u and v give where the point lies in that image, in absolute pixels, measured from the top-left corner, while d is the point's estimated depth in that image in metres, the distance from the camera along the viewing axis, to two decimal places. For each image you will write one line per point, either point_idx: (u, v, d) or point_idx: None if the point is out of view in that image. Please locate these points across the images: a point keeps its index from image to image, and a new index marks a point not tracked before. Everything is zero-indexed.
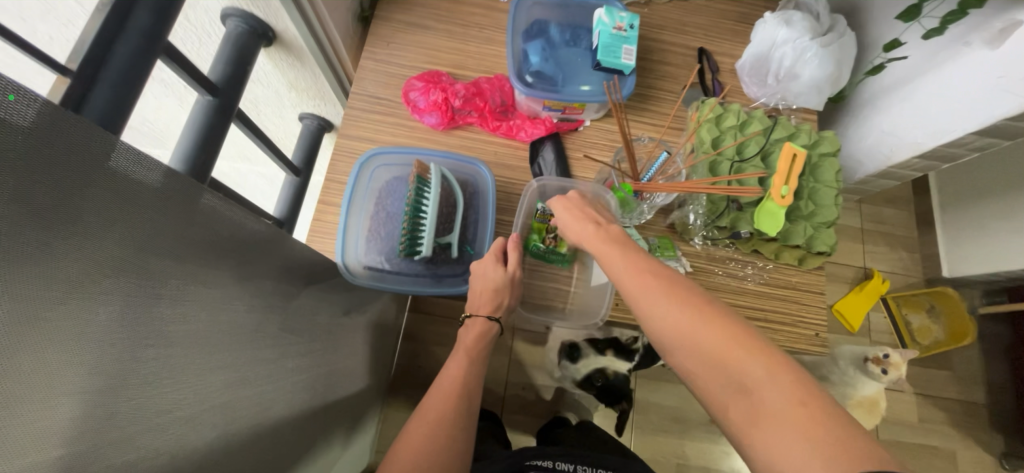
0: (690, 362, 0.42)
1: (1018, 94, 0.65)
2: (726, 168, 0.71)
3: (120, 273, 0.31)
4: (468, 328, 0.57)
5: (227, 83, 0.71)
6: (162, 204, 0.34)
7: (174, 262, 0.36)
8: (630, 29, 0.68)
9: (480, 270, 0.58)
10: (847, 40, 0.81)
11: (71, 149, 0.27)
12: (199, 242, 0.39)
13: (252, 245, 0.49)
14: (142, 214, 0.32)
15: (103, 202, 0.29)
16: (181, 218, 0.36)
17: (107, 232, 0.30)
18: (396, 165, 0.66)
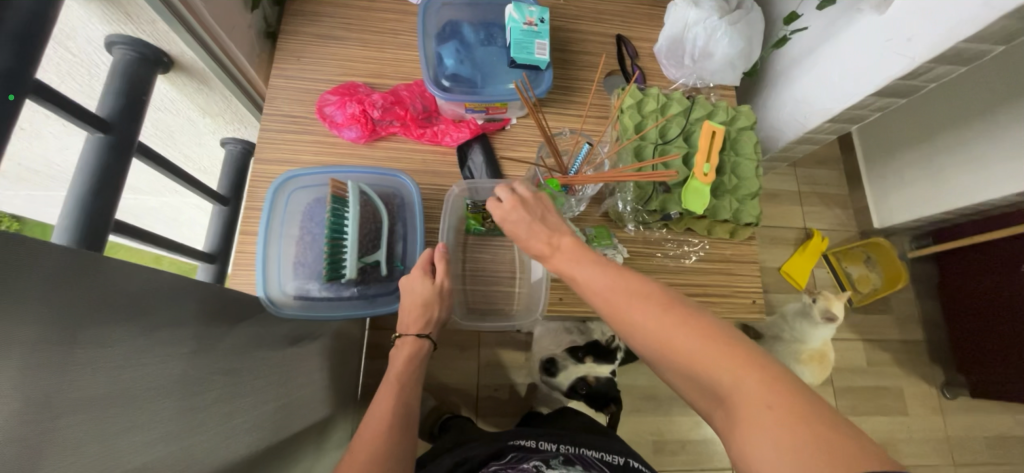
0: (668, 370, 0.46)
1: (907, 55, 0.70)
2: (651, 152, 0.73)
3: None
4: (399, 347, 0.58)
5: (120, 118, 0.66)
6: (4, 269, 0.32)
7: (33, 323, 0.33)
8: (541, 23, 0.68)
9: (409, 286, 0.57)
10: (754, 16, 0.84)
11: None
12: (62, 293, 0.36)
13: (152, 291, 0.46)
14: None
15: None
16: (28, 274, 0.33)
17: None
18: (314, 185, 0.63)
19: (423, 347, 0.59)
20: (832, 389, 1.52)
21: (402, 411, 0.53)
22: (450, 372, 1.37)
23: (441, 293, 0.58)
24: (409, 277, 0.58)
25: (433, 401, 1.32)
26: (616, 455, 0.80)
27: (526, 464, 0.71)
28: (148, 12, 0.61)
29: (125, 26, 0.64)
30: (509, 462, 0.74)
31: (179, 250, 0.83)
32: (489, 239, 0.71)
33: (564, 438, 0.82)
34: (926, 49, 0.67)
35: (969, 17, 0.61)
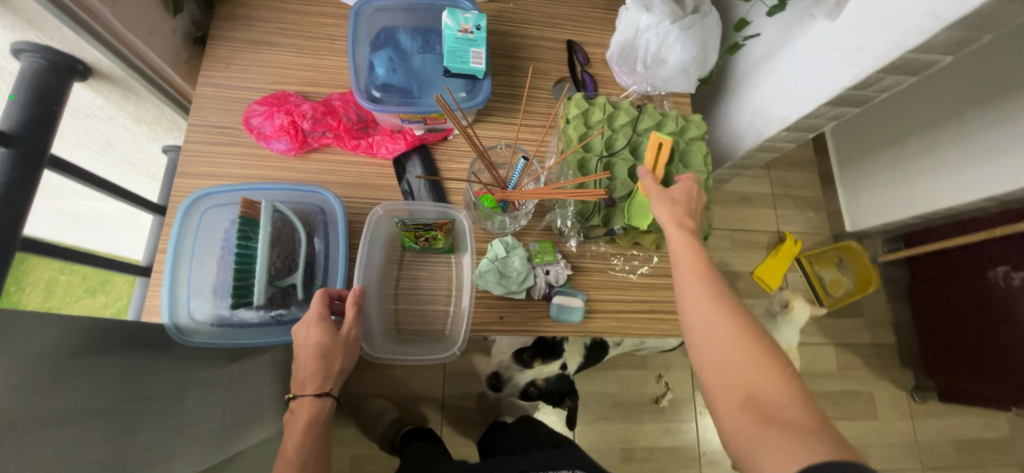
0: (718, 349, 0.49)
1: (857, 64, 0.68)
2: (595, 164, 0.70)
3: None
4: (297, 409, 0.53)
5: (26, 131, 0.62)
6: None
7: None
8: (477, 31, 0.65)
9: (302, 338, 0.52)
10: (710, 20, 0.81)
11: None
12: None
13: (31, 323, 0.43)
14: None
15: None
16: None
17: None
18: (231, 203, 0.59)
19: (325, 406, 0.54)
20: None
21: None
22: (414, 382, 1.35)
23: (342, 342, 0.54)
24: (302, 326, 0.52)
25: (397, 412, 1.29)
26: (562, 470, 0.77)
27: None
28: (50, 19, 0.57)
29: (30, 32, 0.60)
30: None
31: (106, 264, 0.79)
32: (425, 256, 0.69)
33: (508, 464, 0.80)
34: (874, 59, 0.65)
35: (914, 25, 0.59)
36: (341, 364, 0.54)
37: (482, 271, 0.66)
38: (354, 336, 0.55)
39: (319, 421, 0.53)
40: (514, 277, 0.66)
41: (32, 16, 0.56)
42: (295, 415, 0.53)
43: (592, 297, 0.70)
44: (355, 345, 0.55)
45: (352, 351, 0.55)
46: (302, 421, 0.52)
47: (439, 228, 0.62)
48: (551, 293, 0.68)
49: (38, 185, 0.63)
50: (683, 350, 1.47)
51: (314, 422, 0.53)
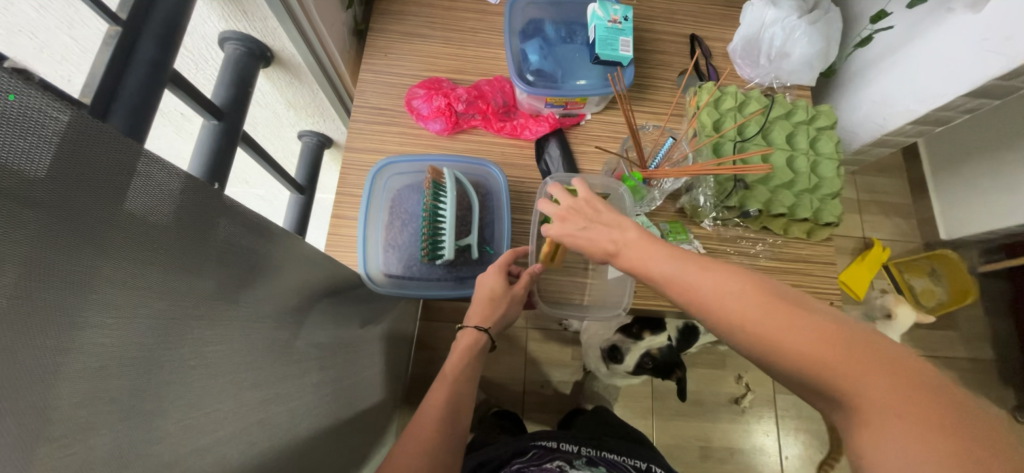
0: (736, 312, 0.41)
1: (1006, 54, 0.67)
2: (730, 149, 0.73)
3: (141, 303, 0.31)
4: (460, 337, 0.59)
5: (232, 107, 0.71)
6: (219, 227, 0.38)
7: (185, 287, 0.35)
8: (625, 21, 0.69)
9: (481, 283, 0.61)
10: (831, 16, 0.83)
11: (98, 161, 0.25)
12: (208, 262, 0.37)
13: (286, 254, 0.53)
14: (198, 239, 0.35)
15: (154, 217, 0.30)
16: (192, 236, 0.34)
17: (162, 259, 0.32)
18: (408, 173, 0.66)
19: (480, 342, 0.59)
20: None
21: (456, 406, 0.53)
22: (497, 366, 1.39)
23: (509, 296, 0.60)
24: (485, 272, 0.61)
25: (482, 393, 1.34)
26: (639, 460, 0.74)
27: (549, 464, 0.66)
28: (262, 10, 0.66)
29: (239, 22, 0.69)
30: (531, 460, 0.69)
31: None
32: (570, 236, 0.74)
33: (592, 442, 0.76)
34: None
35: None
36: (504, 314, 0.60)
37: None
38: (520, 295, 0.60)
39: (474, 350, 0.58)
40: None
41: (249, 6, 0.65)
42: (457, 341, 0.60)
43: None
44: (518, 303, 0.61)
45: (515, 306, 0.61)
46: (462, 346, 0.59)
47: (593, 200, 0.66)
48: None
49: (235, 155, 0.73)
50: None
51: (469, 352, 0.58)
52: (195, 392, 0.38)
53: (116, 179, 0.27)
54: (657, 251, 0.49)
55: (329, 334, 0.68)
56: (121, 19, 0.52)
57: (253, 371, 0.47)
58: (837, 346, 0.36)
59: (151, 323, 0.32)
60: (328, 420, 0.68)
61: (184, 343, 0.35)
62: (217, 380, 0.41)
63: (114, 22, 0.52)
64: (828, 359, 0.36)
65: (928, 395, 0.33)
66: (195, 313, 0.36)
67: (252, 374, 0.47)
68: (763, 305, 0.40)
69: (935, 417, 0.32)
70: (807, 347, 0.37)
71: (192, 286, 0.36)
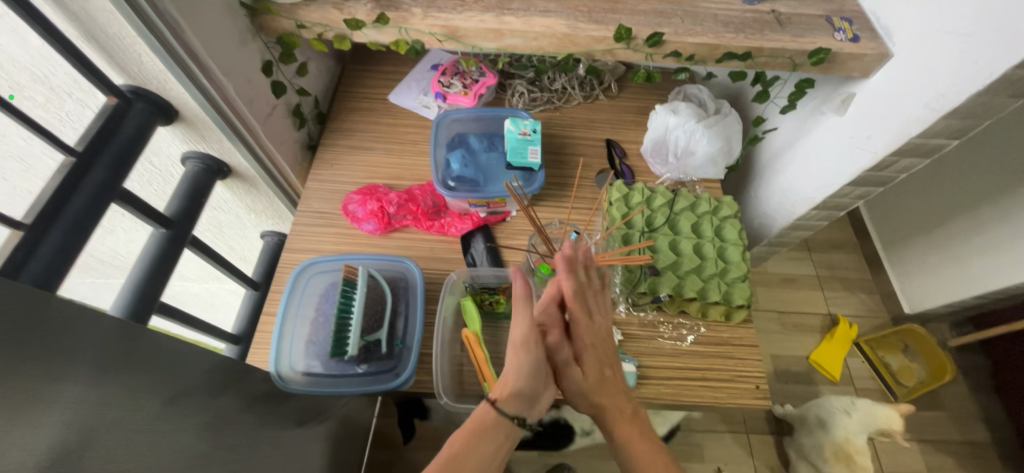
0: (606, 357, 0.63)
1: (869, 150, 0.77)
2: (637, 239, 0.79)
3: (50, 410, 0.38)
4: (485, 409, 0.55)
5: (181, 215, 0.78)
6: (84, 334, 0.43)
7: (105, 397, 0.43)
8: (533, 133, 0.80)
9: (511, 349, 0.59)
10: (728, 119, 0.95)
11: (18, 304, 0.37)
12: (129, 367, 0.47)
13: (187, 360, 0.56)
14: (72, 349, 0.41)
15: (62, 336, 0.40)
16: (113, 353, 0.45)
17: (46, 367, 0.38)
18: (330, 271, 0.72)
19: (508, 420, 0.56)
20: None
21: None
22: None
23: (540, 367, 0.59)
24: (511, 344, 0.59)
25: None
26: None
27: None
28: (218, 135, 0.75)
29: (199, 144, 0.79)
30: None
31: (209, 331, 0.91)
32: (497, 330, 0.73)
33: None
34: (885, 144, 0.74)
35: (915, 117, 0.68)
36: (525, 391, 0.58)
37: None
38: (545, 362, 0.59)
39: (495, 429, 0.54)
40: None
41: (207, 133, 0.75)
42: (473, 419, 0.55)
43: (643, 363, 0.74)
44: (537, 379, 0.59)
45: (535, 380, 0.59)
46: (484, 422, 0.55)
47: (503, 291, 0.72)
48: None
49: (179, 258, 0.79)
50: (743, 441, 1.37)
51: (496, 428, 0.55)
52: None
53: (22, 310, 0.38)
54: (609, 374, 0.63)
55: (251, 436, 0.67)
56: (77, 150, 0.61)
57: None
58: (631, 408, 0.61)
59: (42, 433, 0.37)
60: None
61: (49, 451, 0.37)
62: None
63: (69, 153, 0.61)
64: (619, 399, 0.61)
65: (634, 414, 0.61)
66: (65, 418, 0.39)
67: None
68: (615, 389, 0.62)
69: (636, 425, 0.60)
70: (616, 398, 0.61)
71: (63, 397, 0.39)
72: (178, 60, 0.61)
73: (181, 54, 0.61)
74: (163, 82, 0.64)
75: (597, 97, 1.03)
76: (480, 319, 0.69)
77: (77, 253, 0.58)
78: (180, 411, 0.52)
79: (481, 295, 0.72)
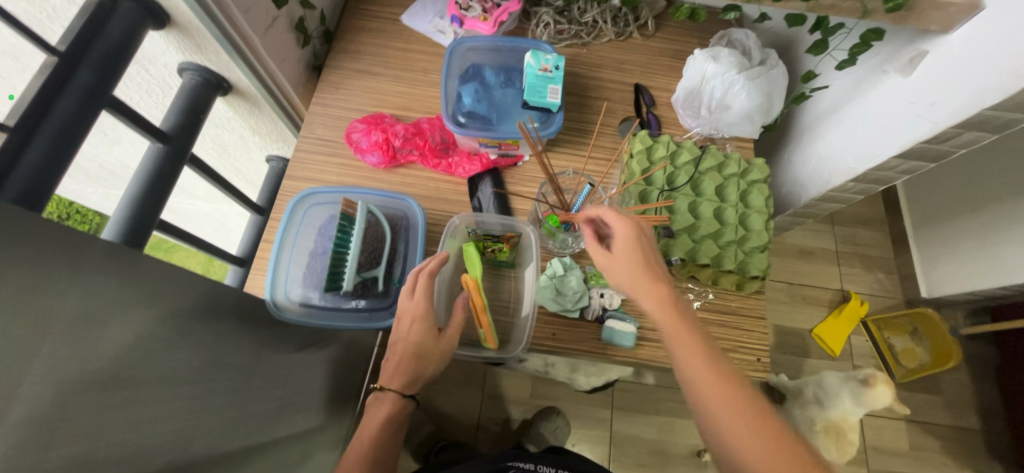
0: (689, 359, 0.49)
1: (930, 119, 0.68)
2: (655, 197, 0.74)
3: (41, 324, 0.37)
4: (380, 402, 0.60)
5: (179, 131, 0.75)
6: (77, 252, 0.41)
7: (104, 314, 0.42)
8: (555, 70, 0.72)
9: (399, 341, 0.61)
10: (774, 72, 0.85)
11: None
12: (131, 288, 0.46)
13: (190, 283, 0.55)
14: (57, 265, 0.39)
15: (49, 252, 0.38)
16: (108, 273, 0.44)
17: (30, 281, 0.36)
18: (330, 203, 0.69)
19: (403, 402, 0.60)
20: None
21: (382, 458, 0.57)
22: (450, 400, 1.36)
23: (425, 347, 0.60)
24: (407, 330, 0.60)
25: (433, 426, 1.30)
26: None
27: None
28: (214, 45, 0.69)
29: (195, 55, 0.73)
30: None
31: (213, 253, 0.91)
32: (496, 278, 0.74)
33: (558, 463, 0.82)
34: (950, 114, 0.65)
35: (990, 83, 0.60)
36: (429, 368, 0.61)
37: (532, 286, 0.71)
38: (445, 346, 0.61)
39: (396, 417, 0.59)
40: (570, 295, 0.70)
41: (202, 42, 0.69)
42: (375, 407, 0.60)
43: (645, 326, 0.72)
44: (446, 355, 0.61)
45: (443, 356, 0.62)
46: (385, 413, 0.59)
47: (506, 240, 0.67)
48: (604, 316, 0.70)
49: (178, 176, 0.76)
50: (731, 404, 1.39)
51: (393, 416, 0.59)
52: (68, 418, 0.39)
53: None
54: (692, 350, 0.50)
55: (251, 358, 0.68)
56: (60, 50, 0.56)
57: (167, 392, 0.48)
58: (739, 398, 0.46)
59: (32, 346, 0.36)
60: None
61: (41, 364, 0.37)
62: (104, 404, 0.41)
63: (51, 53, 0.55)
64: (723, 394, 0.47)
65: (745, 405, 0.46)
66: (59, 333, 0.38)
67: (164, 397, 0.48)
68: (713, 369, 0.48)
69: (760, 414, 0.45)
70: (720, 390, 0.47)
71: (54, 311, 0.38)
72: None
73: None
74: None
75: (630, 35, 0.92)
76: (480, 265, 0.66)
77: (66, 162, 0.56)
78: (182, 332, 0.52)
79: (483, 240, 0.68)
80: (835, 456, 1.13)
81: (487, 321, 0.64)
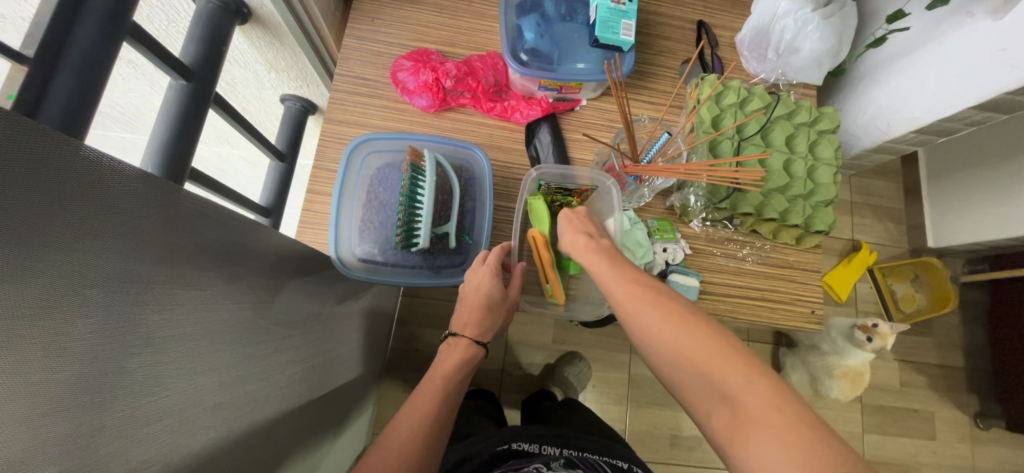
0: (633, 309, 0.49)
1: (1021, 68, 0.64)
2: (726, 147, 0.70)
3: (114, 290, 0.33)
4: (452, 348, 0.58)
5: (202, 66, 0.67)
6: (149, 206, 0.36)
7: (170, 274, 0.38)
8: (629, 2, 0.65)
9: (470, 293, 0.60)
10: (848, 11, 0.79)
11: (74, 170, 0.29)
12: (198, 248, 0.42)
13: (242, 238, 0.50)
14: (132, 223, 0.34)
15: (129, 208, 0.34)
16: (180, 233, 0.39)
17: (108, 242, 0.32)
18: (387, 151, 0.63)
19: (475, 351, 0.59)
20: (860, 407, 1.49)
21: (451, 400, 0.53)
22: None
23: (497, 299, 0.60)
24: (474, 285, 0.59)
25: None
26: (620, 459, 0.72)
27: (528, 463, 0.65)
28: None
29: None
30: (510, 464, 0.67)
31: (241, 202, 0.85)
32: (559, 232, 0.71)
33: (570, 440, 0.75)
34: None
35: None
36: (497, 318, 0.61)
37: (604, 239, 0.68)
38: (514, 299, 0.61)
39: (470, 364, 0.57)
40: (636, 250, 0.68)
41: None
42: (451, 349, 0.59)
43: (706, 279, 0.72)
44: (511, 307, 0.62)
45: (507, 311, 0.62)
46: (456, 358, 0.57)
47: (580, 194, 0.66)
48: (667, 271, 0.69)
49: (205, 119, 0.69)
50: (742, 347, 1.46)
51: (465, 362, 0.58)
52: (134, 387, 0.35)
53: (78, 180, 0.30)
54: (641, 303, 0.49)
55: (302, 314, 0.65)
56: None
57: (216, 353, 0.45)
58: (713, 344, 0.43)
59: (100, 312, 0.32)
60: (301, 401, 0.66)
61: (110, 334, 0.33)
62: (163, 368, 0.38)
63: None
64: (685, 344, 0.44)
65: (720, 346, 0.42)
66: (130, 297, 0.34)
67: (213, 357, 0.44)
68: (664, 313, 0.47)
69: (725, 351, 0.42)
70: (674, 336, 0.45)
71: (128, 275, 0.34)
72: None
73: None
74: None
75: None
76: (549, 222, 0.64)
77: (98, 97, 0.49)
78: (235, 292, 0.48)
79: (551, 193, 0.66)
80: (842, 395, 1.27)
81: (557, 279, 0.62)
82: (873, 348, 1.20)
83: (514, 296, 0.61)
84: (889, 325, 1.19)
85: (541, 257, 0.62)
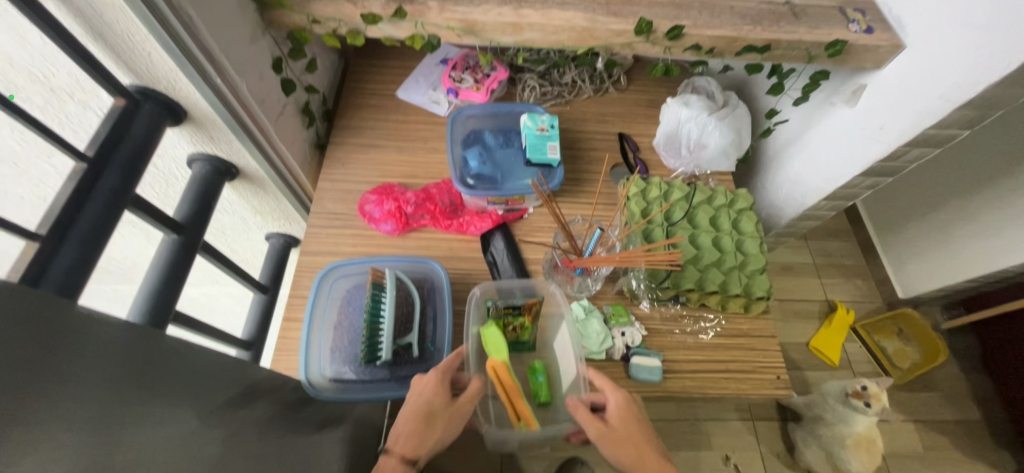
0: (612, 445, 0.59)
1: (882, 141, 0.78)
2: (659, 233, 0.79)
3: (92, 429, 0.35)
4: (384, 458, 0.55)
5: (192, 221, 0.76)
6: (113, 345, 0.41)
7: (150, 407, 0.41)
8: (552, 129, 0.79)
9: (415, 400, 0.59)
10: (739, 112, 0.95)
11: (34, 315, 0.35)
12: (173, 383, 0.45)
13: (218, 371, 0.53)
14: (102, 363, 0.39)
15: (95, 348, 0.39)
16: (150, 369, 0.43)
17: (80, 381, 0.36)
18: (354, 274, 0.71)
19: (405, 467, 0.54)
20: None
21: None
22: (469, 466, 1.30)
23: (440, 406, 0.58)
24: (415, 392, 0.60)
25: None
26: None
27: None
28: (227, 135, 0.72)
29: (207, 146, 0.76)
30: None
31: (222, 338, 0.89)
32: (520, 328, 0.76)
33: None
34: (898, 136, 0.75)
35: (927, 107, 0.70)
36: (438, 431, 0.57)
37: (568, 348, 0.69)
38: (458, 411, 0.58)
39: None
40: (595, 338, 0.73)
41: (216, 135, 0.72)
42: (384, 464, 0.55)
43: (668, 357, 0.75)
44: (456, 421, 0.58)
45: (451, 424, 0.58)
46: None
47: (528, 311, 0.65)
48: (628, 354, 0.73)
49: (191, 265, 0.76)
50: (749, 428, 1.39)
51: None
52: None
53: (40, 324, 0.35)
54: (620, 437, 0.59)
55: None
56: (88, 156, 0.59)
57: None
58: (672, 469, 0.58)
59: (80, 450, 0.34)
60: None
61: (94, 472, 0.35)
62: None
63: (80, 160, 0.59)
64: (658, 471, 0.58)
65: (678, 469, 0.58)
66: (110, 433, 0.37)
67: None
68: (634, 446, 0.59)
69: None
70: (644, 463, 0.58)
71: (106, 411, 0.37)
72: (190, 57, 0.58)
73: (195, 53, 0.58)
74: (172, 81, 0.61)
75: (607, 90, 1.02)
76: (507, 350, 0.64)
77: (96, 260, 0.56)
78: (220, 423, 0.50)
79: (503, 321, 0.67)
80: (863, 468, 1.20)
81: (525, 405, 0.60)
82: (876, 412, 1.15)
83: (462, 407, 0.59)
84: (876, 383, 1.16)
85: (503, 384, 0.61)
